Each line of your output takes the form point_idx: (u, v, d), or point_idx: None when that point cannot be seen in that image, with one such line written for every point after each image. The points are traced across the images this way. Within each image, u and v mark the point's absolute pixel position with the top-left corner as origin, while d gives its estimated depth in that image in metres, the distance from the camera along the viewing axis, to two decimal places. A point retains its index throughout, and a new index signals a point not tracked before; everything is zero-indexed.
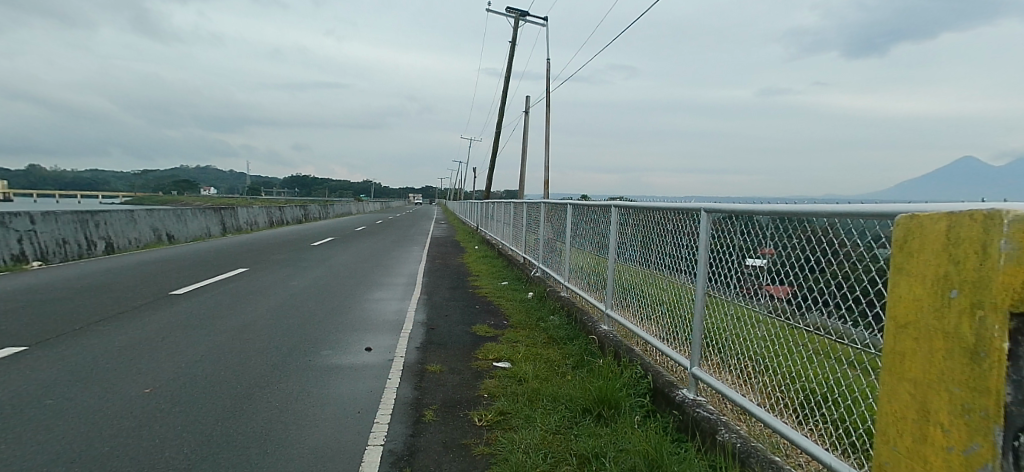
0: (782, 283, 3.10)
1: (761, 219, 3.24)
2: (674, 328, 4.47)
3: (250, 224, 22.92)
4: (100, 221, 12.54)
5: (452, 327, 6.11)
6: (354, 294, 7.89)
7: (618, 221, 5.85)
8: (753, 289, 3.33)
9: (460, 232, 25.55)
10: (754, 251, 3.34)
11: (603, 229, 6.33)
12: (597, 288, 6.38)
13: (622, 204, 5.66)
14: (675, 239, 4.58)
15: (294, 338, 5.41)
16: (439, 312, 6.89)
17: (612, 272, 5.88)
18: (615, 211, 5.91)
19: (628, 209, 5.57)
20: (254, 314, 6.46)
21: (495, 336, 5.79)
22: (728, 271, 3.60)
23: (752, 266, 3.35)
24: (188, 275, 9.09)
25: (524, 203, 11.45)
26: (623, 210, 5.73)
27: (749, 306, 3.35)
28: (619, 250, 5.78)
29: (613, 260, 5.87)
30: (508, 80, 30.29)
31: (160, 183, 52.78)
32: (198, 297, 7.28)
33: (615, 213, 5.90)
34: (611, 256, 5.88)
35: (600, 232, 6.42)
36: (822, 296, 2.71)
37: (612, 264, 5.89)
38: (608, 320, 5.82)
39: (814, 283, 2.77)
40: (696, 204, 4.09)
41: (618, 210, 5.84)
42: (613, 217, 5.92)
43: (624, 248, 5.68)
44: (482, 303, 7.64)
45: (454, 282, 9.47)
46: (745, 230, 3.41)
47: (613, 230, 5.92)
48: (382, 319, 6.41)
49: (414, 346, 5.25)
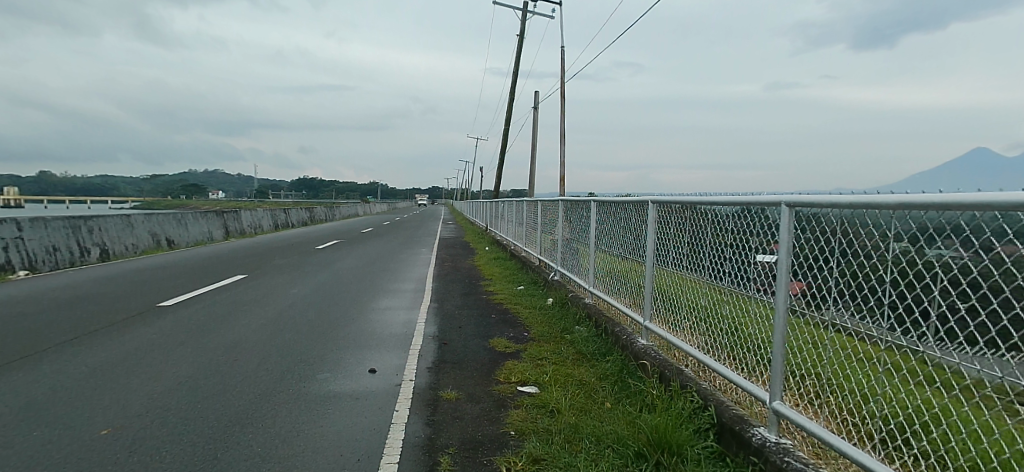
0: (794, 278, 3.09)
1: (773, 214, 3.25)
2: (741, 351, 3.70)
3: (254, 227, 22.43)
4: (94, 227, 12.01)
5: (467, 342, 5.40)
6: (358, 303, 7.25)
7: (657, 219, 5.12)
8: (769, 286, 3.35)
9: (471, 232, 24.90)
10: (766, 247, 3.40)
11: (637, 228, 5.59)
12: (632, 297, 5.64)
13: (660, 199, 4.93)
14: (740, 240, 3.77)
15: (288, 360, 4.75)
16: (451, 323, 6.20)
17: (650, 278, 5.15)
18: (652, 207, 5.17)
19: (669, 205, 4.83)
20: (246, 329, 5.84)
21: (516, 351, 5.11)
22: (748, 268, 3.65)
23: (766, 262, 3.41)
24: (181, 283, 8.50)
25: (539, 201, 10.74)
26: (662, 206, 4.99)
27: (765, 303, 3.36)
28: (658, 253, 5.04)
29: (651, 265, 5.13)
30: (516, 76, 29.66)
31: (167, 187, 52.59)
32: (187, 308, 6.69)
33: (653, 210, 5.16)
34: (648, 260, 5.14)
35: (634, 233, 5.68)
36: (840, 292, 2.67)
37: (650, 269, 5.15)
38: (647, 334, 5.09)
39: (827, 277, 2.76)
40: (775, 196, 3.17)
41: (655, 207, 5.11)
42: (650, 215, 5.19)
43: (665, 251, 4.94)
44: (498, 312, 6.95)
45: (467, 288, 8.79)
46: (761, 225, 3.45)
47: (650, 230, 5.18)
48: (388, 333, 5.72)
49: (425, 367, 4.57)
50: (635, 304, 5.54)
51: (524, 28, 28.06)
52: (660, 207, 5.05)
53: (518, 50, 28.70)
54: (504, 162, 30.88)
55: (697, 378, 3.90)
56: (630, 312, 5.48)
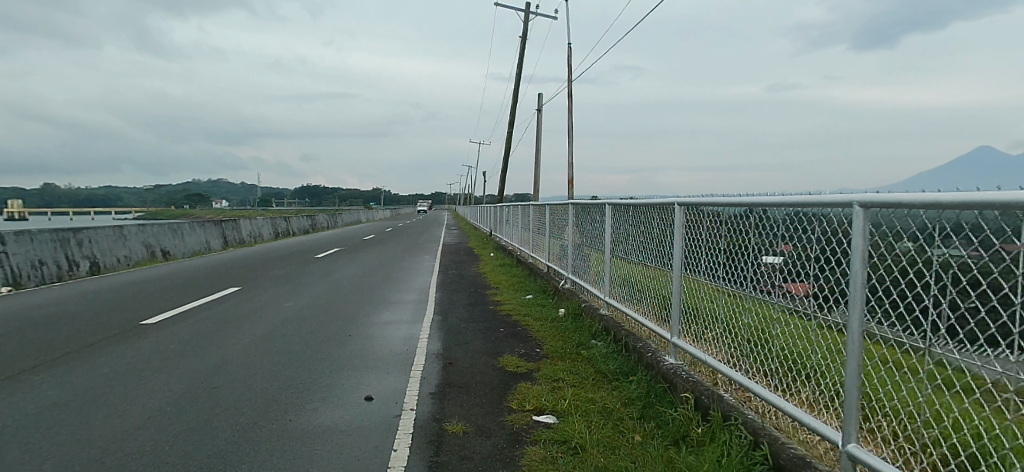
0: (799, 280, 3.20)
1: (778, 216, 3.34)
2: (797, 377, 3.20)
3: (253, 236, 22.01)
4: (84, 240, 11.60)
5: (475, 362, 4.90)
6: (357, 316, 6.78)
7: (684, 223, 4.64)
8: (775, 286, 3.44)
9: (475, 238, 24.38)
10: (772, 249, 3.50)
11: (662, 232, 5.08)
12: (658, 310, 5.12)
13: (687, 199, 4.44)
14: (794, 244, 3.23)
15: (275, 386, 4.26)
16: (456, 339, 5.70)
17: (678, 290, 4.65)
18: (678, 209, 4.67)
19: (698, 207, 4.34)
20: (233, 348, 5.38)
21: (528, 371, 4.62)
22: (751, 266, 3.74)
23: (770, 264, 3.51)
24: (169, 298, 8.04)
25: (546, 205, 10.23)
26: (690, 207, 4.50)
27: (772, 303, 3.44)
28: (687, 261, 4.55)
29: (677, 275, 4.64)
30: (518, 78, 29.26)
31: (168, 195, 52.30)
32: (171, 326, 6.21)
33: (680, 212, 4.65)
34: (676, 269, 4.64)
35: (657, 237, 5.19)
36: (842, 291, 2.76)
37: (677, 279, 4.65)
38: (676, 351, 4.59)
39: (830, 277, 2.86)
40: (846, 194, 2.60)
41: (683, 208, 4.61)
42: (676, 218, 4.70)
43: (696, 258, 4.45)
44: (507, 325, 6.43)
45: (472, 298, 8.27)
46: (765, 226, 3.54)
47: (677, 235, 4.69)
48: (387, 351, 5.22)
49: (428, 393, 4.08)
50: (662, 319, 5.01)
51: (526, 30, 27.65)
52: (688, 209, 4.55)
53: (521, 52, 28.28)
54: (507, 165, 30.40)
55: (742, 407, 3.39)
56: (654, 327, 4.97)
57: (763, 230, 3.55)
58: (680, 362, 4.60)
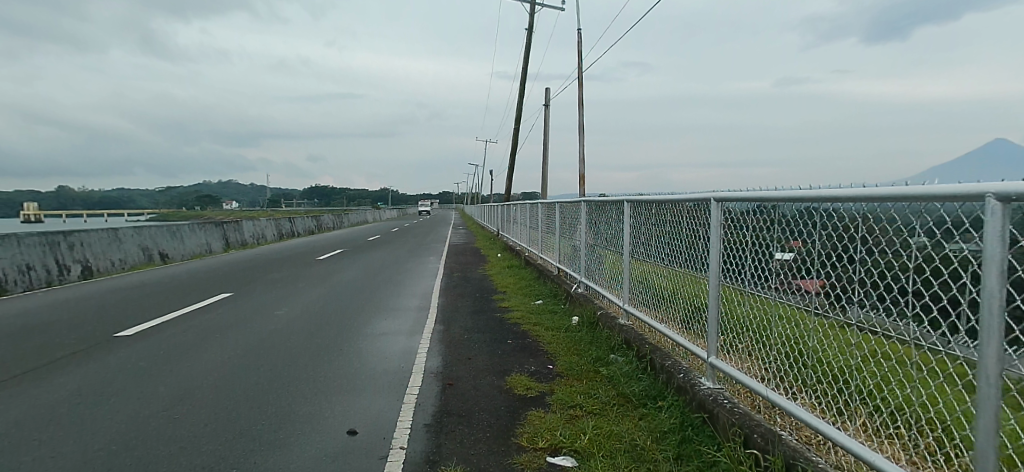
0: (811, 276, 3.04)
1: (788, 210, 3.17)
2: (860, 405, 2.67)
3: (256, 237, 21.53)
4: (75, 243, 11.14)
5: (479, 382, 4.29)
6: (352, 326, 6.22)
7: (721, 225, 3.98)
8: (786, 284, 3.28)
9: (482, 238, 23.71)
10: (784, 245, 3.29)
11: (699, 235, 4.36)
12: (692, 324, 4.44)
13: (726, 193, 3.76)
14: (838, 252, 2.76)
15: (246, 417, 3.67)
16: (458, 354, 5.10)
17: (716, 304, 4.00)
18: (715, 206, 3.99)
19: (739, 204, 3.67)
20: (210, 366, 4.83)
21: (540, 394, 4.01)
22: (756, 264, 3.56)
23: (782, 261, 3.31)
24: (153, 305, 7.51)
25: (556, 204, 9.58)
26: (729, 206, 3.85)
27: (782, 301, 3.29)
28: (726, 267, 3.91)
29: (715, 287, 3.99)
30: (525, 73, 28.57)
31: (176, 195, 52.19)
32: (148, 340, 5.66)
33: (717, 209, 3.98)
34: (711, 277, 4.00)
35: (691, 238, 4.51)
36: (859, 288, 2.62)
37: (715, 292, 4.01)
38: (712, 372, 3.93)
39: (846, 275, 2.72)
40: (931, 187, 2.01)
41: (720, 206, 3.94)
42: (711, 218, 4.03)
43: (737, 263, 3.82)
44: (515, 337, 5.82)
45: (477, 304, 7.67)
46: (773, 221, 3.35)
47: (713, 238, 4.03)
48: (380, 370, 4.62)
49: (422, 424, 3.48)
50: (696, 334, 4.37)
51: (533, 24, 27.00)
52: (727, 207, 3.89)
53: (528, 46, 27.61)
54: (515, 163, 29.72)
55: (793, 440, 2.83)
56: (690, 345, 4.28)
57: (802, 230, 3.07)
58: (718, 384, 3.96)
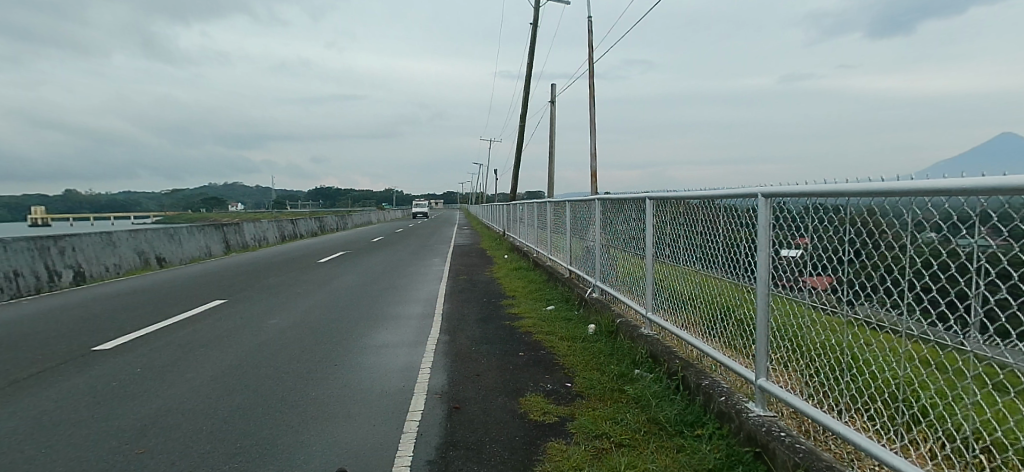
0: (819, 273, 2.98)
1: (796, 206, 3.09)
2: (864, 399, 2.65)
3: (257, 239, 21.09)
4: (65, 247, 10.73)
5: (489, 406, 3.78)
6: (350, 337, 5.76)
7: (771, 224, 3.36)
8: (792, 282, 3.22)
9: (488, 239, 23.12)
10: (790, 242, 3.24)
11: (745, 239, 3.72)
12: (737, 342, 3.83)
13: (780, 188, 3.14)
14: (848, 249, 2.71)
15: (220, 451, 3.18)
16: (465, 370, 4.59)
17: (763, 317, 3.41)
18: (764, 202, 3.35)
19: (796, 201, 3.07)
20: (192, 384, 4.36)
21: (559, 420, 3.52)
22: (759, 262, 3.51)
23: (788, 258, 3.25)
24: (141, 314, 7.06)
25: (566, 203, 9.05)
26: (781, 201, 3.22)
27: (789, 298, 3.24)
28: (776, 275, 3.31)
29: (764, 298, 3.39)
30: (530, 67, 27.89)
31: (180, 198, 52.00)
32: (126, 353, 5.18)
33: (767, 206, 3.34)
34: (760, 285, 3.40)
35: (734, 240, 3.87)
36: (866, 285, 2.60)
37: (763, 306, 3.41)
38: (762, 398, 3.28)
39: (855, 271, 2.67)
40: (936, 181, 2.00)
41: (769, 202, 3.31)
42: (759, 218, 3.40)
43: (784, 268, 3.29)
44: (527, 349, 5.31)
45: (484, 311, 7.16)
46: (779, 217, 3.29)
47: (761, 241, 3.40)
48: (377, 391, 4.13)
49: (425, 460, 2.99)
50: (737, 350, 3.83)
51: (538, 19, 26.44)
52: (778, 204, 3.27)
53: (532, 41, 27.02)
54: (520, 161, 29.14)
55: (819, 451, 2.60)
56: (737, 367, 3.64)
57: (813, 226, 2.99)
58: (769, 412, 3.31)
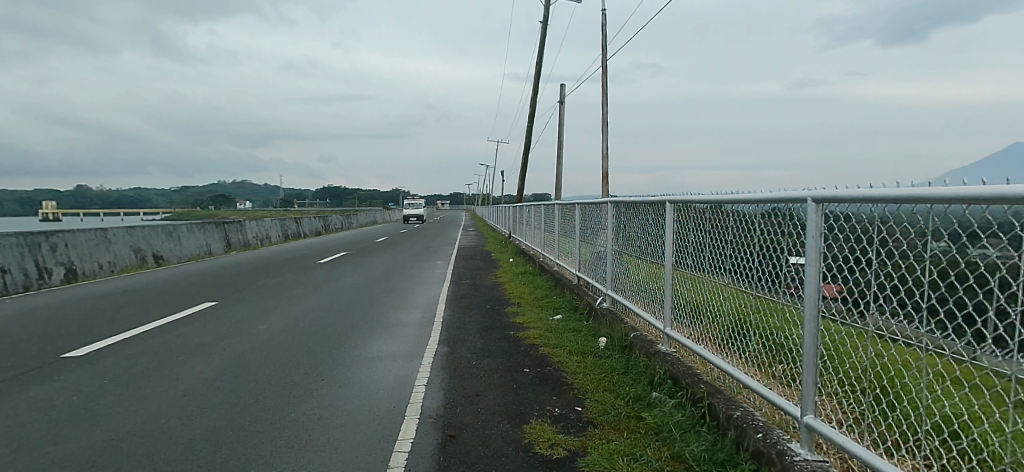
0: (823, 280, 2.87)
1: (803, 211, 2.98)
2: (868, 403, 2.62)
3: (259, 238, 20.78)
4: (57, 244, 10.40)
5: (488, 434, 3.33)
6: (342, 346, 5.35)
7: (822, 234, 2.81)
8: (796, 288, 3.10)
9: (494, 240, 22.67)
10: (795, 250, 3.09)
11: (791, 251, 3.16)
12: (777, 368, 3.31)
13: (833, 192, 2.61)
14: (852, 257, 2.60)
15: None
16: (463, 390, 4.14)
17: (812, 340, 2.86)
18: (815, 207, 2.82)
19: (851, 211, 2.58)
20: (163, 396, 3.95)
21: (570, 455, 3.06)
22: (771, 266, 3.41)
23: (794, 265, 3.11)
24: (125, 316, 6.68)
25: (575, 206, 8.60)
26: (835, 207, 2.69)
27: (793, 305, 3.12)
28: (784, 281, 3.20)
29: (811, 317, 2.84)
30: (540, 66, 27.40)
31: (189, 194, 52.02)
32: (98, 360, 4.75)
33: (818, 212, 2.81)
34: (807, 301, 2.86)
35: (778, 250, 3.31)
36: (877, 293, 2.46)
37: (812, 330, 2.85)
38: (808, 437, 2.74)
39: (861, 280, 2.57)
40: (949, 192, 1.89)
41: (820, 208, 2.78)
42: (808, 225, 2.86)
43: (789, 274, 3.17)
44: (532, 365, 4.86)
45: (487, 320, 6.71)
46: (788, 222, 3.16)
47: (809, 252, 2.85)
48: (365, 411, 3.70)
49: None
50: (775, 378, 3.35)
51: (548, 17, 25.98)
52: (832, 210, 2.73)
53: (542, 40, 26.56)
54: (528, 161, 28.65)
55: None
56: (775, 397, 3.13)
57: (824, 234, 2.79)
58: (817, 455, 2.76)
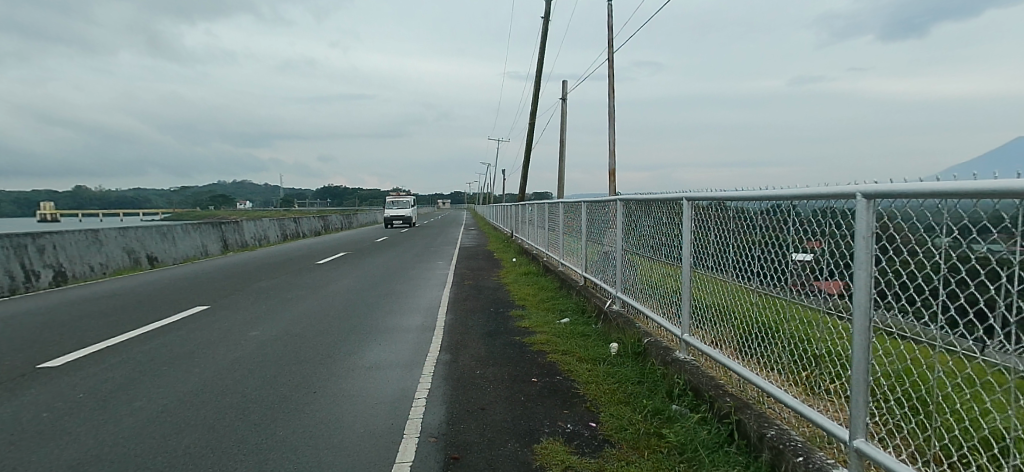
0: (828, 276, 2.84)
1: (806, 208, 2.99)
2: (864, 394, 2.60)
3: (257, 239, 20.48)
4: (46, 246, 10.11)
5: (495, 456, 3.01)
6: (338, 354, 5.04)
7: (874, 234, 2.38)
8: (804, 286, 3.08)
9: (495, 240, 22.30)
10: (802, 245, 3.11)
11: (836, 253, 2.76)
12: (820, 385, 2.94)
13: (887, 186, 2.20)
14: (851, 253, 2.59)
15: None
16: (466, 403, 3.83)
17: (863, 356, 2.44)
18: (864, 203, 2.40)
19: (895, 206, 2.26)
20: (140, 411, 3.63)
21: None
22: (776, 264, 3.39)
23: (800, 262, 3.12)
24: (110, 322, 6.37)
25: (581, 204, 8.27)
26: (889, 204, 2.27)
27: (801, 303, 3.09)
28: (792, 279, 3.19)
29: (863, 330, 2.42)
30: (540, 63, 27.02)
31: (188, 194, 51.65)
32: (72, 371, 4.43)
33: (867, 209, 2.40)
34: (857, 311, 2.45)
35: (820, 252, 2.90)
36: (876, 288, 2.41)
37: (862, 344, 2.43)
38: (859, 464, 2.43)
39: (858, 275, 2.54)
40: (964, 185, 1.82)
41: (872, 205, 2.36)
42: (856, 224, 2.43)
43: (796, 272, 3.15)
44: (540, 374, 4.54)
45: (490, 324, 6.40)
46: (792, 220, 3.17)
47: (860, 255, 2.44)
48: (359, 429, 3.38)
49: None
50: (817, 394, 2.99)
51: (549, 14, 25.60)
52: (886, 207, 2.30)
53: (543, 37, 26.20)
54: (529, 159, 28.29)
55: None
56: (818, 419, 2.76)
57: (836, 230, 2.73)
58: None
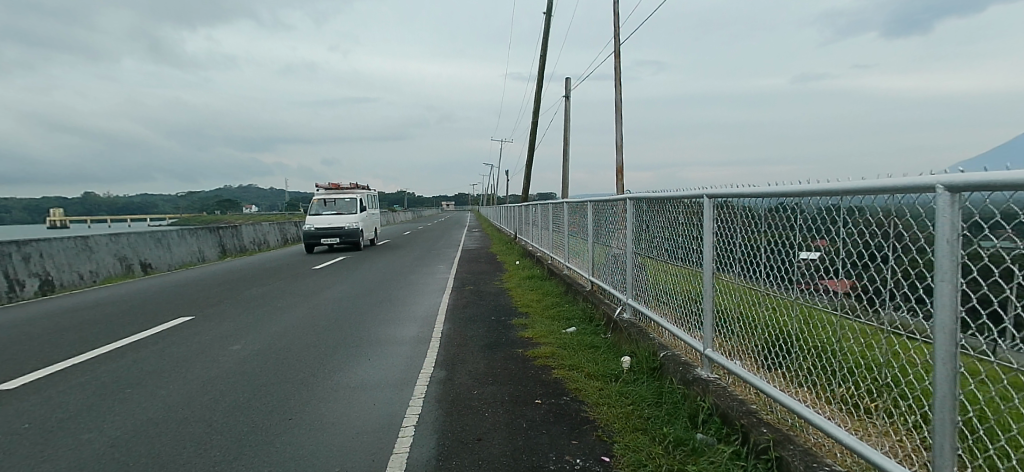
0: (838, 275, 2.70)
1: (811, 205, 2.83)
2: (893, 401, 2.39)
3: (257, 243, 20.12)
4: (31, 254, 9.75)
5: None
6: (323, 372, 4.59)
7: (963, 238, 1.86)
8: (811, 285, 2.93)
9: (500, 242, 21.80)
10: (807, 243, 2.95)
11: (848, 250, 2.60)
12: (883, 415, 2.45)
13: (972, 176, 1.74)
14: (862, 248, 2.47)
15: None
16: (460, 432, 3.36)
17: (947, 391, 1.94)
18: (947, 198, 1.88)
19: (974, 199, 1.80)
20: (87, 445, 3.20)
21: None
22: (780, 262, 3.24)
23: (808, 260, 2.95)
24: (85, 336, 5.97)
25: (587, 204, 7.80)
26: (977, 199, 1.80)
27: (808, 303, 2.94)
28: (800, 278, 3.03)
29: (945, 356, 1.92)
30: (544, 61, 26.49)
31: (195, 199, 51.60)
32: (26, 395, 4.01)
33: (952, 207, 1.88)
34: (938, 334, 1.94)
35: (865, 256, 2.46)
36: (884, 286, 2.34)
37: (946, 375, 1.93)
38: None
39: (872, 274, 2.42)
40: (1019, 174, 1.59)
41: (956, 200, 1.86)
42: (940, 226, 1.91)
43: (803, 271, 3.00)
44: (545, 395, 4.05)
45: (491, 334, 5.95)
46: (796, 219, 3.01)
47: (941, 263, 1.92)
48: (334, 465, 2.94)
49: None
50: (874, 423, 2.54)
51: (552, 10, 25.08)
52: (976, 204, 1.80)
53: (546, 34, 25.73)
54: (533, 159, 27.79)
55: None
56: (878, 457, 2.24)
57: (845, 227, 2.58)
58: None
